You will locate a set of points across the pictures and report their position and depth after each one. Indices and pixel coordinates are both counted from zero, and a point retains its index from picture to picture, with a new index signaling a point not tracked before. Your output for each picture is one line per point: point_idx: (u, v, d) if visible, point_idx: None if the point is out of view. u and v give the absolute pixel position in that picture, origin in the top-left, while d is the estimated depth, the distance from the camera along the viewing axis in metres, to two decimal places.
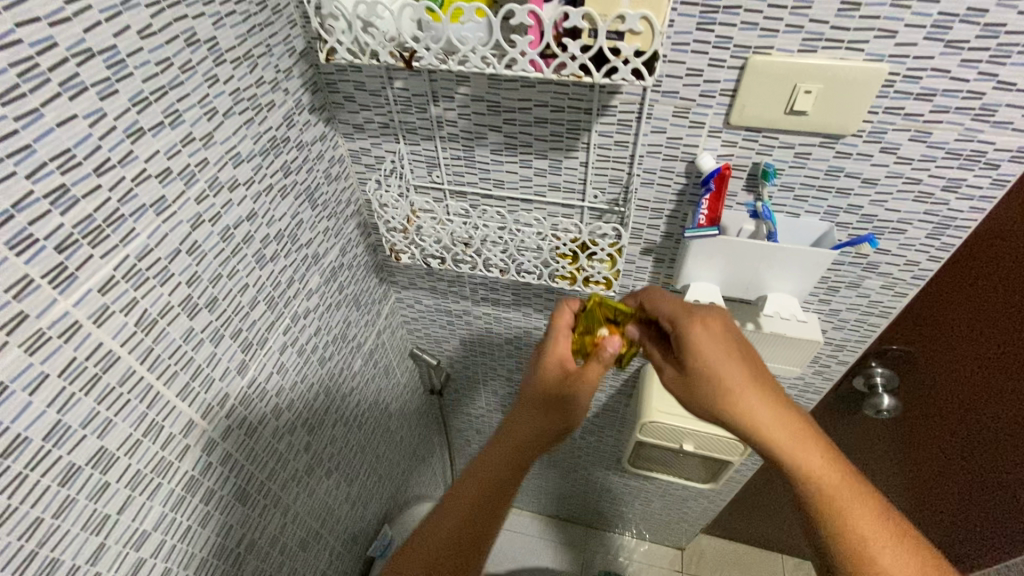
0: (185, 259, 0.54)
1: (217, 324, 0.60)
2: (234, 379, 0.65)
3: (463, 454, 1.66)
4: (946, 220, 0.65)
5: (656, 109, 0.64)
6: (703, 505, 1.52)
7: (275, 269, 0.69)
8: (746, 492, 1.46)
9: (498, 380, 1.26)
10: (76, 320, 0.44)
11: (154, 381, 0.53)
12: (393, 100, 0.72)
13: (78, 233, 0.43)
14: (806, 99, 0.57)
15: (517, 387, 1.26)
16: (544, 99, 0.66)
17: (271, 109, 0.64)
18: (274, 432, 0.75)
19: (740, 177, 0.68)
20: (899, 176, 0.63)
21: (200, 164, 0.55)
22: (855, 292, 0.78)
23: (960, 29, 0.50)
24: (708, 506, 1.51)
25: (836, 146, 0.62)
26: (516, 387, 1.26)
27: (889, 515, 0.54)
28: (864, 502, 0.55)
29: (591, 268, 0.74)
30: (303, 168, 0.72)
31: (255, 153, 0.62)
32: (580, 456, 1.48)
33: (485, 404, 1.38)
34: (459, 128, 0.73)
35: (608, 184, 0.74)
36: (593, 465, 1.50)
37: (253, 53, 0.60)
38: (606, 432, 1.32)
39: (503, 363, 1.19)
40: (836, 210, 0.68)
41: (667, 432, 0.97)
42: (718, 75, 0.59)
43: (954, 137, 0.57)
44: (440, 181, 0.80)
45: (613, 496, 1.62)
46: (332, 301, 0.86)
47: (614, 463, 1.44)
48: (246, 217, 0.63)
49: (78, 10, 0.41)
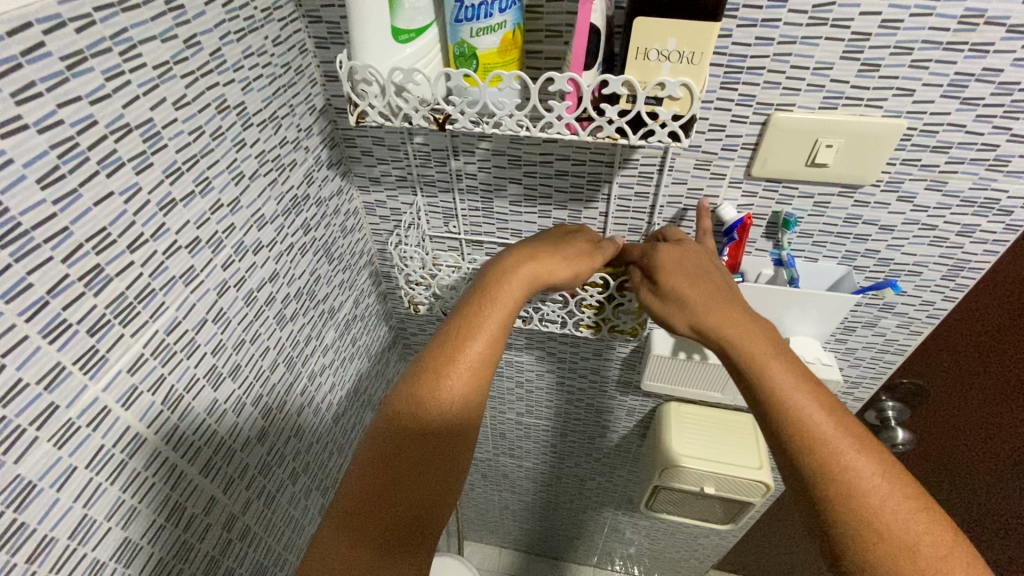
0: (212, 328, 0.52)
1: (239, 392, 0.58)
2: (254, 447, 0.62)
3: (467, 498, 1.61)
4: (961, 262, 0.67)
5: (678, 162, 0.65)
6: (715, 542, 1.49)
7: (294, 328, 0.67)
8: (758, 527, 1.44)
9: (507, 424, 1.24)
10: (104, 406, 0.42)
11: (178, 459, 0.50)
12: (412, 155, 0.72)
13: (110, 313, 0.41)
14: (827, 152, 0.58)
15: (527, 430, 1.23)
16: (567, 153, 0.67)
17: (293, 168, 0.63)
18: (292, 498, 0.71)
19: (760, 224, 0.69)
20: (916, 223, 0.64)
21: (227, 230, 0.53)
22: (872, 331, 0.79)
23: (975, 88, 0.52)
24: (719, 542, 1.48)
25: (855, 195, 0.63)
26: (526, 429, 1.24)
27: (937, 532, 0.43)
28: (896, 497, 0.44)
29: (621, 318, 0.74)
30: (321, 224, 0.71)
31: (278, 213, 0.61)
32: (590, 498, 1.44)
33: (493, 448, 1.35)
34: (479, 181, 0.73)
35: (627, 233, 0.74)
36: (603, 506, 1.46)
37: (277, 114, 0.59)
38: (618, 473, 1.29)
39: (514, 406, 1.17)
40: (853, 254, 0.69)
41: (688, 475, 0.97)
42: (741, 130, 0.60)
43: (968, 185, 0.59)
44: (457, 231, 0.80)
45: (623, 536, 1.58)
46: (346, 354, 0.84)
47: (625, 503, 1.41)
48: (268, 279, 0.61)
49: (117, 87, 0.40)
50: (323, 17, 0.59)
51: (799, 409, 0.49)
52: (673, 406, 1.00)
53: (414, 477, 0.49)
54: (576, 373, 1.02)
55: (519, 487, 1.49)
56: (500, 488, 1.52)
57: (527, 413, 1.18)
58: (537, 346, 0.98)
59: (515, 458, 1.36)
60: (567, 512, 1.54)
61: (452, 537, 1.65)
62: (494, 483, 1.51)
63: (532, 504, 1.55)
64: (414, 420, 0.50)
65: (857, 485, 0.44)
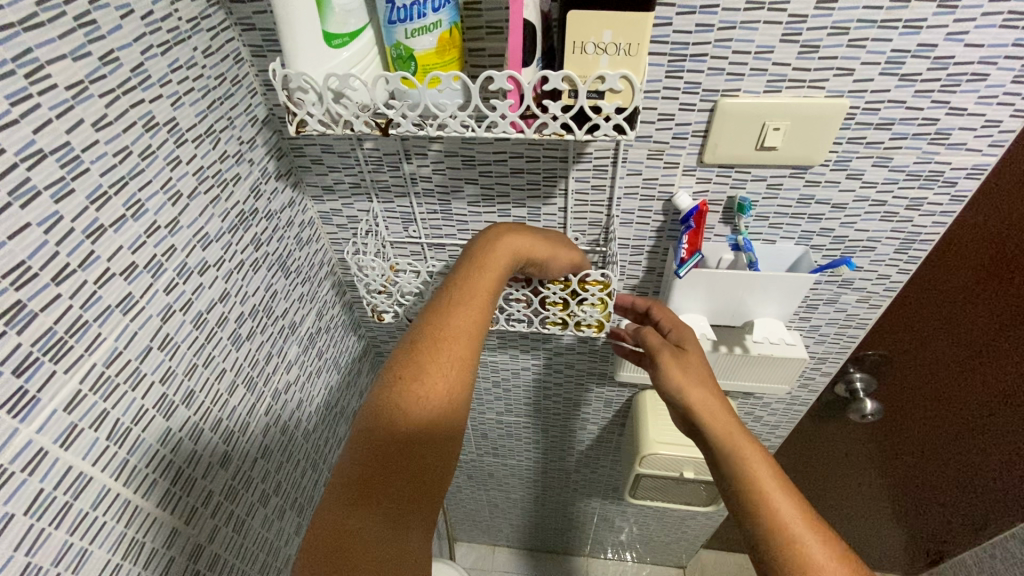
0: (158, 355, 0.50)
1: (195, 419, 0.56)
2: (217, 473, 0.60)
3: (455, 501, 1.60)
4: (912, 234, 0.68)
5: (631, 153, 0.64)
6: (702, 522, 1.51)
7: (252, 347, 0.65)
8: None
9: (487, 424, 1.23)
10: (41, 447, 0.40)
11: (130, 495, 0.48)
12: (364, 160, 0.70)
13: (38, 350, 0.39)
14: (775, 135, 0.59)
15: (509, 428, 1.23)
16: (519, 150, 0.66)
17: (237, 183, 0.61)
18: (264, 520, 0.69)
19: (716, 210, 0.69)
20: (866, 200, 0.65)
21: (167, 252, 0.51)
22: (833, 307, 0.80)
23: (913, 63, 0.53)
24: (705, 523, 1.51)
25: (806, 176, 0.64)
26: (507, 428, 1.23)
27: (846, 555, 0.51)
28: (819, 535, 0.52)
29: (586, 313, 0.72)
30: (273, 238, 0.69)
31: (223, 231, 0.59)
32: (577, 490, 1.45)
33: (476, 449, 1.34)
34: (434, 183, 0.71)
35: (587, 227, 0.74)
36: (590, 497, 1.47)
37: (215, 128, 0.57)
38: (602, 463, 1.30)
39: (492, 406, 1.16)
40: (809, 234, 0.70)
41: (667, 462, 0.97)
42: (690, 118, 0.60)
43: (913, 160, 0.61)
44: (417, 235, 0.78)
45: (612, 524, 1.59)
46: (313, 368, 0.82)
47: (611, 491, 1.42)
48: (219, 299, 0.59)
49: (26, 111, 0.38)
50: (257, 25, 0.57)
51: (747, 458, 0.58)
52: (649, 394, 1.00)
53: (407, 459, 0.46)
54: (551, 368, 1.02)
55: (507, 485, 1.48)
56: (487, 487, 1.51)
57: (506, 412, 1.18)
58: (510, 344, 0.98)
59: (499, 457, 1.36)
60: (556, 507, 1.55)
61: (443, 540, 1.64)
62: (480, 484, 1.50)
63: (521, 500, 1.55)
64: (411, 398, 0.47)
65: (810, 546, 0.51)
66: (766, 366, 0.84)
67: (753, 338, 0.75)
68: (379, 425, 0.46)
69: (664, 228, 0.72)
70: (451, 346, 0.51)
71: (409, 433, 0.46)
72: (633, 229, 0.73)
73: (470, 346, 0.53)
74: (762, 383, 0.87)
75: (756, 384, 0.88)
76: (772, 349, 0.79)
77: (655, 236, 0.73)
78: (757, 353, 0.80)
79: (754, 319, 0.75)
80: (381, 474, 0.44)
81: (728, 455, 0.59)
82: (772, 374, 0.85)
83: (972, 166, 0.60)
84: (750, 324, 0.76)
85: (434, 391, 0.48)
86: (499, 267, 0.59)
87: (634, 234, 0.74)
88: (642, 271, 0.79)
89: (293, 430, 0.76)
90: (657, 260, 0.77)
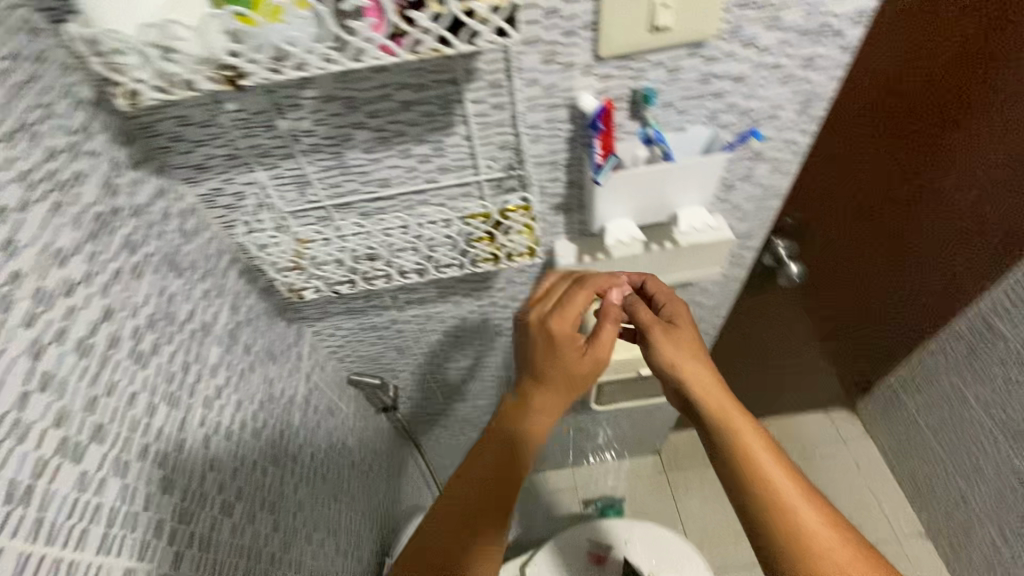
0: (43, 399, 0.44)
1: (116, 453, 0.50)
2: (163, 500, 0.55)
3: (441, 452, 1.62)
4: (811, 94, 0.69)
5: (524, 61, 0.60)
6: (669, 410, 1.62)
7: (162, 361, 0.59)
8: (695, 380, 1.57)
9: (450, 372, 1.22)
10: None
11: (60, 552, 0.43)
12: (231, 126, 0.61)
13: None
14: (665, 14, 0.56)
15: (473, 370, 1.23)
16: (403, 80, 0.59)
17: (82, 181, 0.52)
18: (233, 529, 0.65)
19: (622, 108, 0.66)
20: (764, 66, 0.64)
21: (14, 279, 0.43)
22: (750, 183, 0.82)
23: None
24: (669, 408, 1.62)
25: (703, 53, 0.62)
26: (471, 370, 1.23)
27: (822, 515, 0.67)
28: (805, 507, 0.67)
29: (508, 241, 0.73)
30: (149, 236, 0.60)
31: (82, 241, 0.50)
32: None
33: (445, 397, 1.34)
34: (321, 136, 0.64)
35: (498, 152, 0.69)
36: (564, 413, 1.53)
37: (27, 118, 0.47)
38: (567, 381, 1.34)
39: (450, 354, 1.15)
40: (716, 113, 0.69)
41: (624, 365, 1.01)
42: (576, 10, 0.55)
43: (801, 16, 0.60)
44: (318, 199, 0.71)
45: (591, 432, 1.68)
46: (243, 365, 0.76)
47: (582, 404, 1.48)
48: (102, 319, 0.51)
49: None
50: None
51: (752, 452, 0.71)
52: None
53: (472, 522, 0.70)
54: (500, 305, 1.00)
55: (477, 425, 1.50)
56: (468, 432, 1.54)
57: (460, 357, 1.17)
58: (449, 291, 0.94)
59: (465, 402, 1.37)
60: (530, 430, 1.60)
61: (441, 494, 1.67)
62: (451, 429, 1.51)
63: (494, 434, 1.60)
64: (460, 470, 0.74)
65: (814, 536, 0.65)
66: (692, 255, 0.85)
67: (680, 229, 0.77)
68: (472, 491, 0.72)
69: (576, 137, 0.69)
70: (528, 421, 0.74)
71: (496, 475, 0.72)
72: (544, 145, 0.69)
73: (544, 423, 0.75)
74: (696, 270, 0.90)
75: (689, 273, 0.91)
76: (698, 237, 0.80)
77: (568, 148, 0.70)
78: (687, 244, 0.81)
79: (677, 211, 0.76)
80: (476, 512, 0.71)
81: (724, 431, 0.74)
82: (704, 260, 0.87)
83: (856, 12, 0.60)
84: (674, 217, 0.77)
85: (512, 470, 0.73)
86: (562, 386, 0.74)
87: (546, 150, 0.70)
88: (563, 187, 0.76)
89: (239, 434, 0.72)
90: (576, 172, 0.74)
